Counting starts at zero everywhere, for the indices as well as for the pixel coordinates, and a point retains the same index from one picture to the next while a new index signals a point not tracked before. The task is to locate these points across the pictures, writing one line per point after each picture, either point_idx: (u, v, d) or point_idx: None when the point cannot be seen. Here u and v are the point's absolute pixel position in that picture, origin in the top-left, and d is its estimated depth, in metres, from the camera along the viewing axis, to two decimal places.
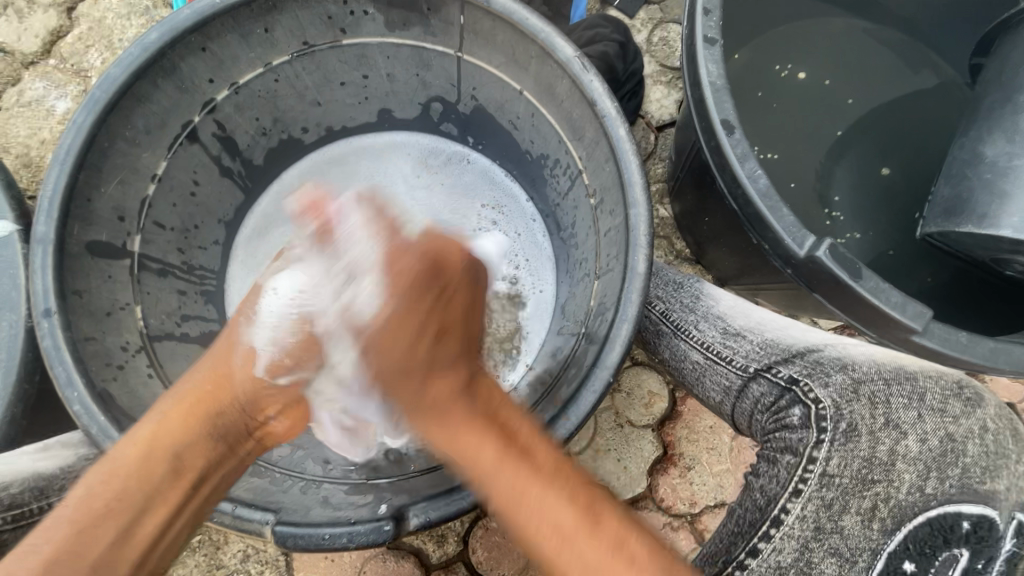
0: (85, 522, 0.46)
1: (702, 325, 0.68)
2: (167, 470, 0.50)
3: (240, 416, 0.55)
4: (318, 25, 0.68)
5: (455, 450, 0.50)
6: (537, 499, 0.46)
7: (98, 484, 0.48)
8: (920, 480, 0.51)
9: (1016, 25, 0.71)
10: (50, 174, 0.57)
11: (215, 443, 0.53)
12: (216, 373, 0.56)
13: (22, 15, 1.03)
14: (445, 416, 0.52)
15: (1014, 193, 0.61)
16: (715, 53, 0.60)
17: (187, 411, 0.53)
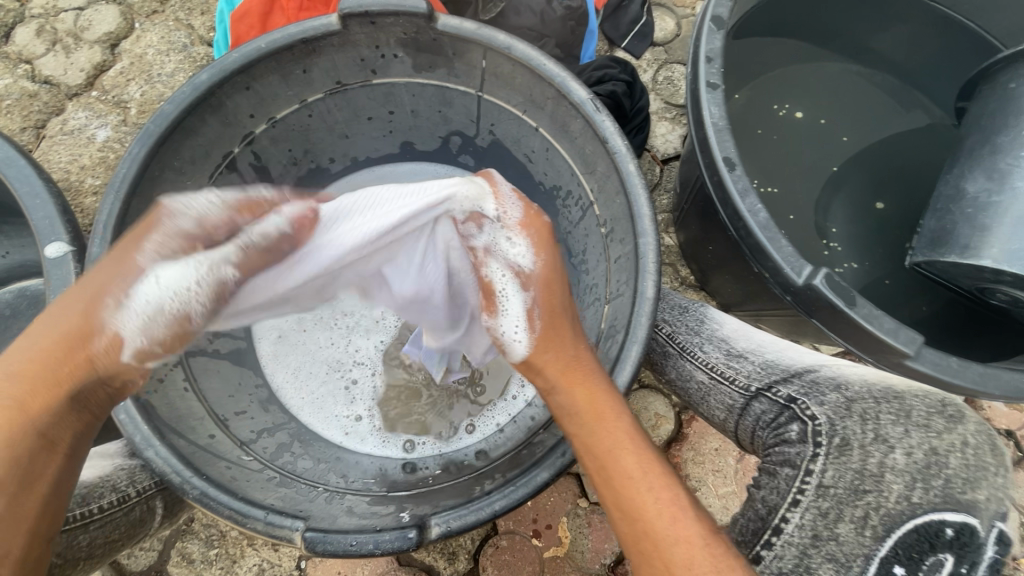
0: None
1: (707, 347, 0.72)
2: (31, 444, 0.50)
3: (95, 380, 0.54)
4: (352, 67, 0.74)
5: (592, 420, 0.54)
6: (652, 481, 0.51)
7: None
8: (908, 490, 0.50)
9: (997, 71, 0.76)
10: (106, 200, 0.62)
11: (72, 411, 0.52)
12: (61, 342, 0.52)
13: (69, 51, 1.11)
14: (586, 387, 0.56)
15: (995, 227, 0.66)
16: (717, 97, 0.65)
17: (37, 385, 0.51)
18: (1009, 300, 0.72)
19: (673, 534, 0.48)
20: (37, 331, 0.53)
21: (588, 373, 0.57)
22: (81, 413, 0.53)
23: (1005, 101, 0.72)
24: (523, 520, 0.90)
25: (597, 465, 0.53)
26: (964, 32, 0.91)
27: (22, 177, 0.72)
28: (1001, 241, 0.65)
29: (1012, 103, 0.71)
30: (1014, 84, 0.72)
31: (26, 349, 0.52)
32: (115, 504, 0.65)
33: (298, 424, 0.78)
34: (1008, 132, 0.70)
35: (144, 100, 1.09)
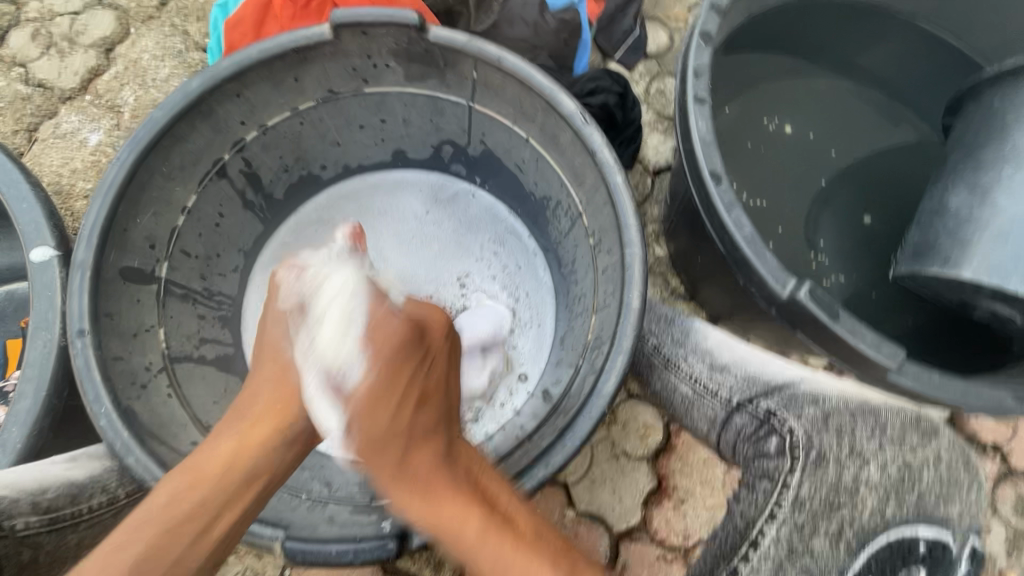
0: (170, 522, 0.50)
1: (691, 359, 0.69)
2: (241, 480, 0.54)
3: (308, 425, 0.59)
4: (343, 76, 0.74)
5: (428, 513, 0.55)
6: (524, 565, 0.52)
7: (184, 492, 0.51)
8: (880, 505, 0.55)
9: (982, 89, 0.77)
10: (92, 206, 0.62)
11: (281, 453, 0.57)
12: (279, 396, 0.60)
13: (64, 55, 1.11)
14: (422, 484, 0.56)
15: (976, 241, 0.67)
16: (704, 111, 0.66)
17: (259, 427, 0.58)
18: (990, 315, 0.73)
19: None
20: (261, 380, 0.62)
21: (432, 433, 0.59)
22: (291, 459, 0.58)
23: (988, 118, 0.73)
24: None
25: (460, 544, 0.55)
26: (949, 50, 0.95)
27: (10, 181, 0.72)
28: (982, 255, 0.66)
29: (994, 121, 0.72)
30: (998, 102, 0.73)
31: (255, 396, 0.60)
32: (105, 505, 0.63)
33: None
34: (990, 148, 0.71)
35: (137, 105, 1.09)
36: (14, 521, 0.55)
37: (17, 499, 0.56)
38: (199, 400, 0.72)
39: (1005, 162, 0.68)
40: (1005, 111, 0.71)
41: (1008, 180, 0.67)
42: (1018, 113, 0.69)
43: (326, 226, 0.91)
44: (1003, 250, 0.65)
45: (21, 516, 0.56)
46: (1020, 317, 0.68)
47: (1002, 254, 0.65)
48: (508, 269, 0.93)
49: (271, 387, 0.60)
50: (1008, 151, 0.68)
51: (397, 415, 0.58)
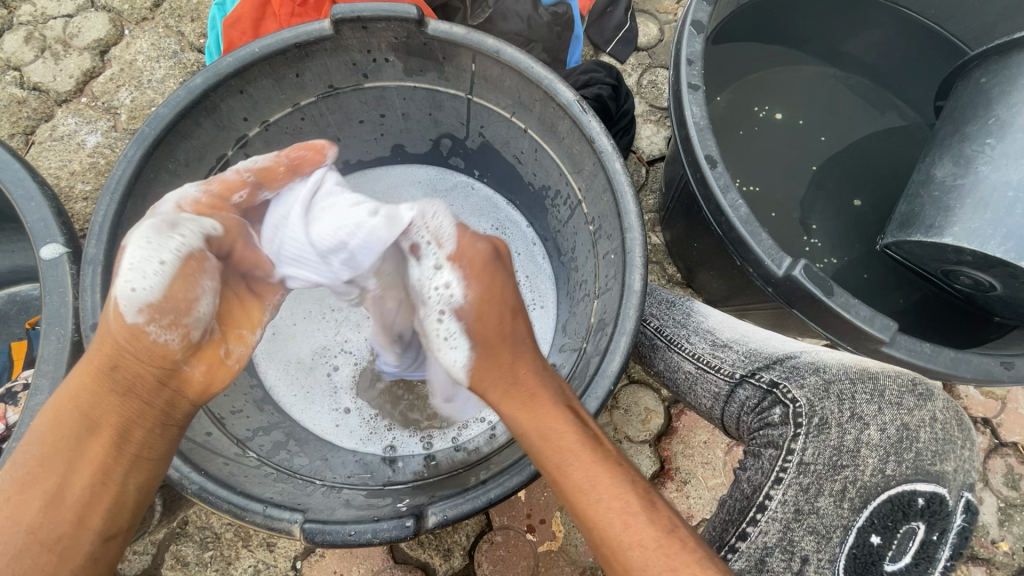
0: (15, 492, 0.48)
1: (694, 338, 0.73)
2: (82, 428, 0.50)
3: (141, 366, 0.50)
4: (344, 71, 0.75)
5: (528, 426, 0.53)
6: (605, 484, 0.49)
7: (34, 451, 0.49)
8: (881, 463, 0.54)
9: (968, 70, 0.81)
10: (102, 202, 0.63)
11: (119, 400, 0.51)
12: (106, 336, 0.51)
13: (59, 58, 1.11)
14: (513, 381, 0.56)
15: (959, 208, 0.70)
16: (698, 97, 0.68)
17: (85, 381, 0.51)
18: (972, 283, 0.76)
19: (626, 539, 0.46)
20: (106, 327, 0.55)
21: (518, 342, 0.58)
22: (144, 405, 0.51)
23: (976, 95, 0.76)
24: (518, 515, 0.91)
25: (547, 456, 0.52)
26: (932, 35, 0.97)
27: (17, 181, 0.72)
28: (962, 220, 0.69)
29: (980, 96, 0.75)
30: (985, 79, 0.75)
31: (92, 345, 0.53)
32: None
33: (292, 423, 0.79)
34: (973, 122, 0.74)
35: (134, 106, 1.09)
36: None
37: None
38: None
39: (989, 134, 0.71)
40: (990, 87, 0.74)
41: (991, 151, 0.70)
42: (1002, 88, 0.72)
43: None
44: (981, 215, 0.67)
45: None
46: (1000, 285, 0.70)
47: (980, 218, 0.67)
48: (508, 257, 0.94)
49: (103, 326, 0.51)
50: (992, 124, 0.71)
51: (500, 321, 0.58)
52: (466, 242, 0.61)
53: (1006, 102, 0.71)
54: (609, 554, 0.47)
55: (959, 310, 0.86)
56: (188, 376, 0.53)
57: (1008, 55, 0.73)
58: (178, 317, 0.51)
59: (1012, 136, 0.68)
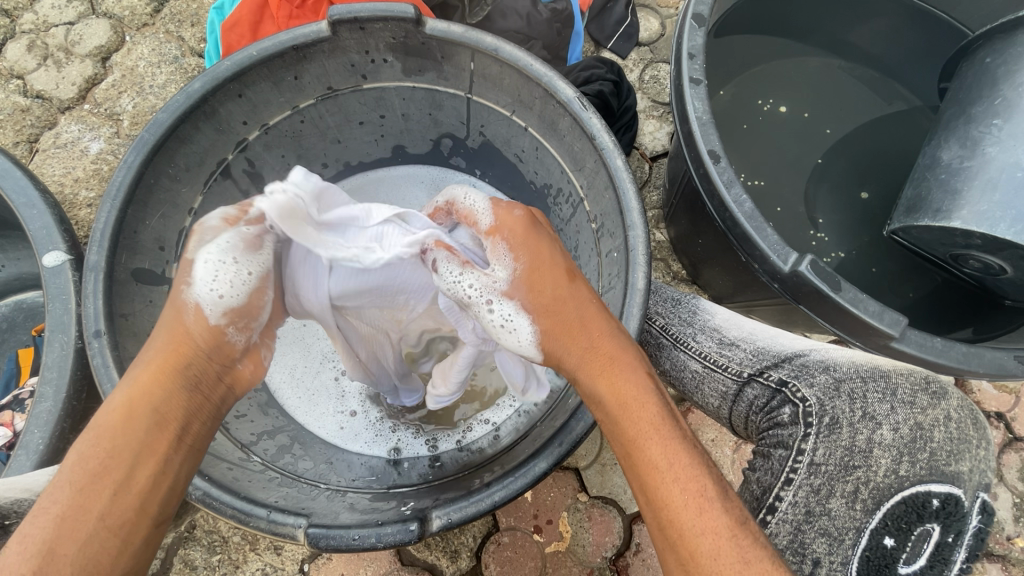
0: (84, 481, 0.45)
1: (700, 337, 0.72)
2: (149, 424, 0.47)
3: (212, 363, 0.51)
4: (343, 73, 0.75)
5: (607, 391, 0.51)
6: (686, 466, 0.47)
7: (91, 447, 0.46)
8: (894, 464, 0.53)
9: (971, 50, 0.80)
10: (102, 209, 0.63)
11: (187, 393, 0.49)
12: (172, 333, 0.51)
13: (61, 65, 1.12)
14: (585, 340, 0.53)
15: (966, 190, 0.69)
16: (700, 91, 0.67)
17: (154, 373, 0.49)
18: (982, 267, 0.76)
19: (699, 526, 0.45)
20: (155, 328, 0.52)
21: (584, 302, 0.54)
22: (206, 399, 0.51)
23: (981, 75, 0.75)
24: (524, 515, 0.91)
25: (622, 425, 0.50)
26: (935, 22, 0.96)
27: (19, 189, 0.73)
28: (971, 203, 0.68)
29: (985, 76, 0.74)
30: (990, 58, 0.74)
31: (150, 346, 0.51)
32: None
33: (296, 426, 0.79)
34: (979, 103, 0.73)
35: (136, 112, 1.09)
36: None
37: (36, 501, 0.56)
38: None
39: (996, 115, 0.70)
40: (996, 67, 0.73)
41: (998, 132, 0.69)
42: (1008, 68, 0.71)
43: None
44: (989, 197, 0.67)
45: None
46: (1010, 268, 0.71)
47: (989, 201, 0.67)
48: None
49: (167, 324, 0.51)
50: (998, 105, 0.70)
51: (557, 285, 0.55)
52: (504, 210, 0.58)
53: (1012, 82, 0.70)
54: (676, 540, 0.45)
55: (969, 294, 0.86)
56: (240, 372, 0.54)
57: (1013, 34, 0.72)
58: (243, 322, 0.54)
59: (1018, 116, 0.68)
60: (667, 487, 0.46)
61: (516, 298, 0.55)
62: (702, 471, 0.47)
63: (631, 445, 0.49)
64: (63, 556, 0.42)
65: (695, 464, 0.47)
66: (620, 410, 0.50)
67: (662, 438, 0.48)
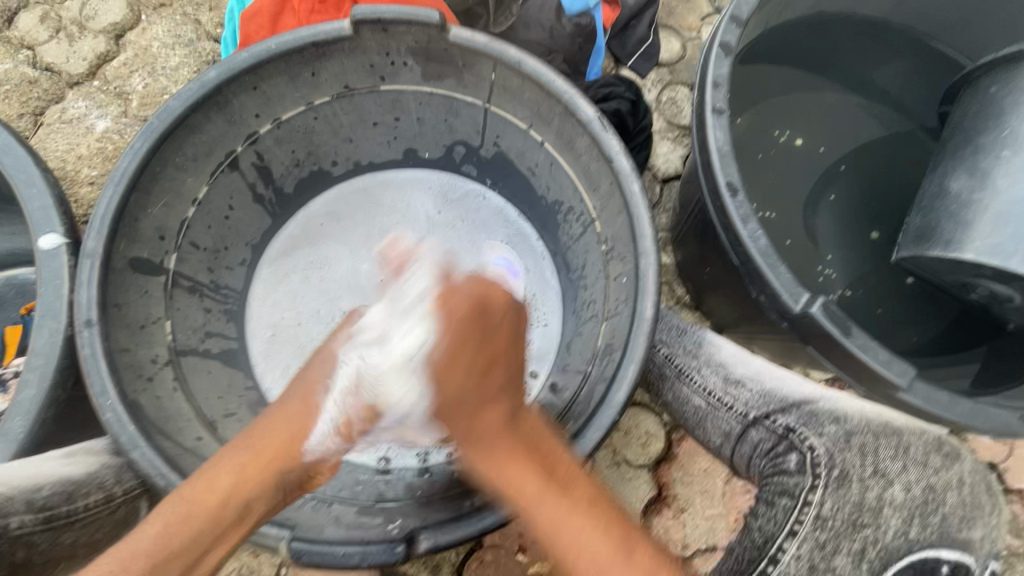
0: (159, 554, 0.47)
1: (706, 371, 0.70)
2: (233, 515, 0.52)
3: (300, 470, 0.59)
4: (361, 73, 0.74)
5: (504, 482, 0.54)
6: (584, 528, 0.50)
7: (177, 522, 0.49)
8: (905, 525, 0.54)
9: (973, 79, 0.80)
10: (105, 192, 0.62)
11: (273, 494, 0.56)
12: (283, 436, 0.59)
13: (73, 39, 1.10)
14: (489, 446, 0.56)
15: (977, 223, 0.69)
16: (722, 121, 0.66)
17: (257, 464, 0.56)
18: (989, 293, 0.76)
19: None
20: (277, 417, 0.61)
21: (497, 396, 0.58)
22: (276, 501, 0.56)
23: (985, 105, 0.75)
24: (510, 534, 0.89)
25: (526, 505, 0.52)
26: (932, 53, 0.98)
27: (20, 166, 0.71)
28: (983, 235, 0.68)
29: (991, 107, 0.74)
30: (994, 88, 0.74)
31: (269, 429, 0.59)
32: (101, 504, 0.60)
33: None
34: (986, 134, 0.73)
35: (146, 93, 1.08)
36: (9, 519, 0.52)
37: (11, 497, 0.53)
38: (204, 395, 0.71)
39: (1004, 146, 0.70)
40: (1001, 97, 0.73)
41: (1007, 164, 0.69)
42: (1014, 99, 0.71)
43: (336, 224, 0.90)
44: (1002, 231, 0.67)
45: (17, 514, 0.53)
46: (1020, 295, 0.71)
47: (1001, 234, 0.67)
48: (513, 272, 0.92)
49: (281, 427, 0.59)
50: (1006, 136, 0.70)
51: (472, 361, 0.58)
52: (452, 291, 0.61)
53: (1018, 114, 0.70)
54: None
55: (974, 321, 0.87)
56: (317, 481, 0.62)
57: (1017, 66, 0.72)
58: (343, 444, 0.64)
59: None
60: (542, 516, 0.51)
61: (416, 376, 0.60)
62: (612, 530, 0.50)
63: (506, 492, 0.54)
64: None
65: (567, 500, 0.51)
66: (513, 487, 0.53)
67: (555, 507, 0.51)
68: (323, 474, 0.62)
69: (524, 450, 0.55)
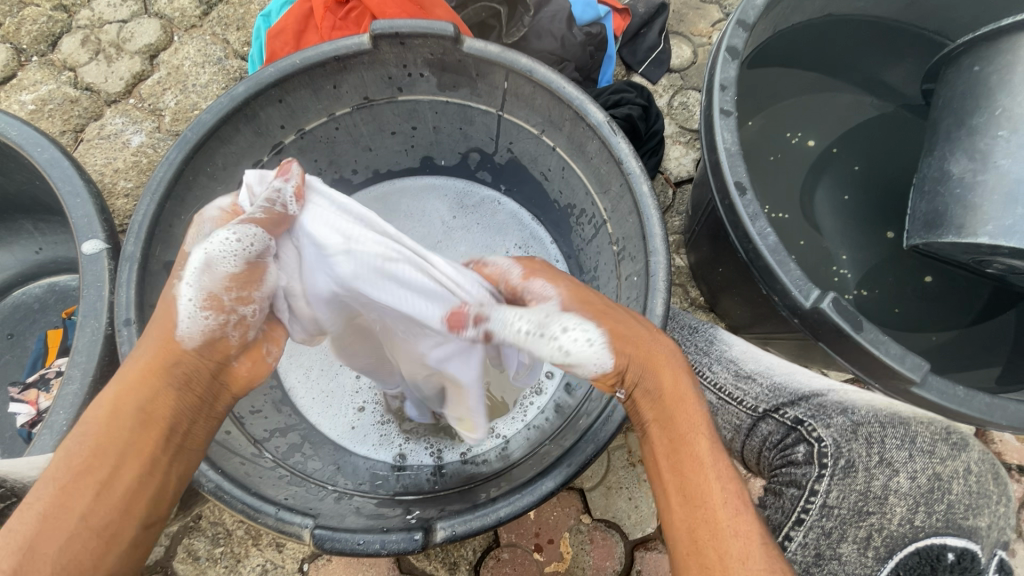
0: (76, 475, 0.49)
1: (716, 366, 0.72)
2: (137, 423, 0.51)
3: (203, 367, 0.54)
4: (380, 84, 0.77)
5: (676, 439, 0.52)
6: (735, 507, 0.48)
7: (85, 448, 0.50)
8: (910, 513, 0.53)
9: (954, 57, 0.80)
10: (142, 201, 0.66)
11: (177, 394, 0.53)
12: (164, 338, 0.53)
13: (111, 60, 1.16)
14: (676, 401, 0.53)
15: (985, 205, 0.69)
16: (729, 123, 0.67)
17: (145, 375, 0.52)
18: (1005, 268, 0.77)
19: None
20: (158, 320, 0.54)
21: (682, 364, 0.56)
22: (194, 400, 0.54)
23: (971, 84, 0.74)
24: (526, 533, 0.90)
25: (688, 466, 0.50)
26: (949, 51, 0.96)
27: (65, 177, 0.76)
28: (994, 217, 0.68)
29: (979, 85, 0.73)
30: (978, 67, 0.74)
31: (148, 340, 0.54)
32: None
33: (308, 426, 0.81)
34: (979, 114, 0.73)
35: (178, 109, 1.13)
36: None
37: None
38: None
39: (999, 126, 0.70)
40: (987, 76, 0.72)
41: (1006, 144, 0.69)
42: (1002, 75, 0.71)
43: None
44: (1013, 211, 0.67)
45: None
46: None
47: (1013, 214, 0.67)
48: None
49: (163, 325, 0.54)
50: (999, 115, 0.70)
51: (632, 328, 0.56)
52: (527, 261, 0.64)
53: (1010, 91, 0.69)
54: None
55: (994, 304, 0.89)
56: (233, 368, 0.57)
57: (995, 42, 0.72)
58: (232, 317, 0.54)
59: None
60: (708, 492, 0.49)
61: (574, 311, 0.56)
62: (751, 522, 0.48)
63: (690, 425, 0.52)
64: (46, 552, 0.46)
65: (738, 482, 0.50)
66: (682, 449, 0.51)
67: (721, 481, 0.49)
68: (229, 351, 0.55)
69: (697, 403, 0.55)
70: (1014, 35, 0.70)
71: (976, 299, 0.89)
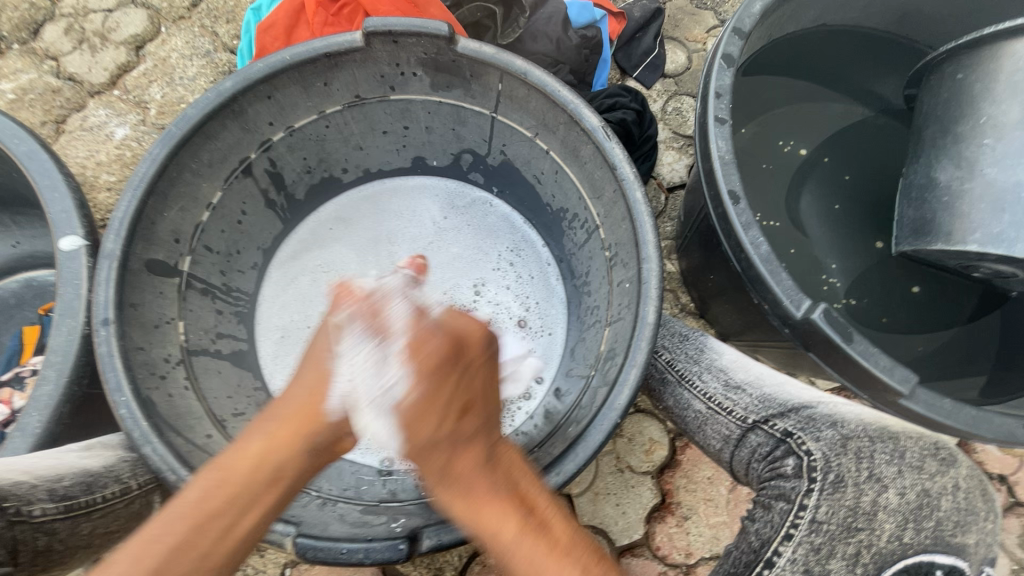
0: (201, 519, 0.51)
1: (705, 376, 0.72)
2: (268, 476, 0.55)
3: (329, 436, 0.60)
4: (371, 82, 0.76)
5: (479, 525, 0.54)
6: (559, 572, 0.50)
7: (217, 489, 0.52)
8: (899, 530, 0.54)
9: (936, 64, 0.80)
10: (123, 198, 0.64)
11: (309, 454, 0.58)
12: (307, 403, 0.60)
13: (95, 50, 1.13)
14: (467, 489, 0.55)
15: (971, 211, 0.70)
16: (724, 131, 0.67)
17: (287, 431, 0.58)
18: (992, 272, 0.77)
19: None
20: (301, 385, 0.62)
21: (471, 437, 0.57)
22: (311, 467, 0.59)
23: (954, 93, 0.75)
24: None
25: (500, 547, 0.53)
26: None
27: (44, 170, 0.73)
28: (982, 225, 0.69)
29: (962, 93, 0.74)
30: (961, 75, 0.75)
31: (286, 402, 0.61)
32: (117, 496, 0.62)
33: None
34: (963, 122, 0.73)
35: (164, 102, 1.11)
36: (32, 507, 0.54)
37: (33, 486, 0.55)
38: (213, 394, 0.73)
39: (984, 134, 0.70)
40: (970, 84, 0.73)
41: (991, 152, 0.69)
42: (985, 84, 0.71)
43: (347, 229, 0.92)
44: (1001, 219, 0.67)
45: (39, 503, 0.55)
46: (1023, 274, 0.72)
47: (1000, 221, 0.67)
48: (519, 278, 0.93)
49: (303, 394, 0.61)
50: (983, 123, 0.71)
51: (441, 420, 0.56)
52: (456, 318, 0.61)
53: (995, 101, 0.70)
54: None
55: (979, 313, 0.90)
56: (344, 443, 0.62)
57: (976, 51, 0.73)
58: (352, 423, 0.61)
59: (1009, 136, 0.68)
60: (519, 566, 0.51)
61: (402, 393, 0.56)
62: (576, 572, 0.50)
63: (481, 529, 0.54)
64: None
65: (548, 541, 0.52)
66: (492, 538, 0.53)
67: (531, 549, 0.51)
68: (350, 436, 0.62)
69: (500, 488, 0.55)
70: (998, 45, 0.70)
71: (964, 308, 0.90)
